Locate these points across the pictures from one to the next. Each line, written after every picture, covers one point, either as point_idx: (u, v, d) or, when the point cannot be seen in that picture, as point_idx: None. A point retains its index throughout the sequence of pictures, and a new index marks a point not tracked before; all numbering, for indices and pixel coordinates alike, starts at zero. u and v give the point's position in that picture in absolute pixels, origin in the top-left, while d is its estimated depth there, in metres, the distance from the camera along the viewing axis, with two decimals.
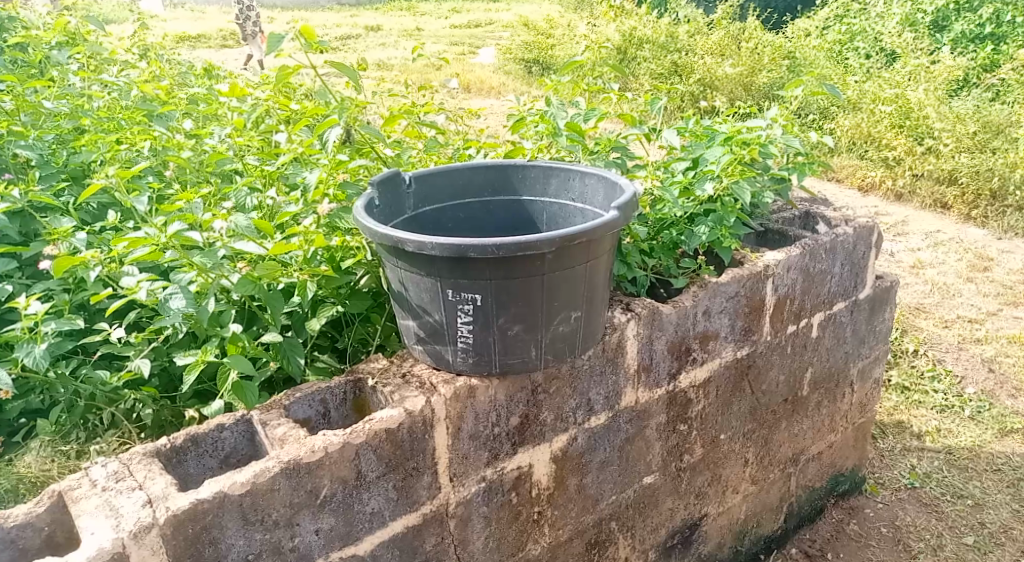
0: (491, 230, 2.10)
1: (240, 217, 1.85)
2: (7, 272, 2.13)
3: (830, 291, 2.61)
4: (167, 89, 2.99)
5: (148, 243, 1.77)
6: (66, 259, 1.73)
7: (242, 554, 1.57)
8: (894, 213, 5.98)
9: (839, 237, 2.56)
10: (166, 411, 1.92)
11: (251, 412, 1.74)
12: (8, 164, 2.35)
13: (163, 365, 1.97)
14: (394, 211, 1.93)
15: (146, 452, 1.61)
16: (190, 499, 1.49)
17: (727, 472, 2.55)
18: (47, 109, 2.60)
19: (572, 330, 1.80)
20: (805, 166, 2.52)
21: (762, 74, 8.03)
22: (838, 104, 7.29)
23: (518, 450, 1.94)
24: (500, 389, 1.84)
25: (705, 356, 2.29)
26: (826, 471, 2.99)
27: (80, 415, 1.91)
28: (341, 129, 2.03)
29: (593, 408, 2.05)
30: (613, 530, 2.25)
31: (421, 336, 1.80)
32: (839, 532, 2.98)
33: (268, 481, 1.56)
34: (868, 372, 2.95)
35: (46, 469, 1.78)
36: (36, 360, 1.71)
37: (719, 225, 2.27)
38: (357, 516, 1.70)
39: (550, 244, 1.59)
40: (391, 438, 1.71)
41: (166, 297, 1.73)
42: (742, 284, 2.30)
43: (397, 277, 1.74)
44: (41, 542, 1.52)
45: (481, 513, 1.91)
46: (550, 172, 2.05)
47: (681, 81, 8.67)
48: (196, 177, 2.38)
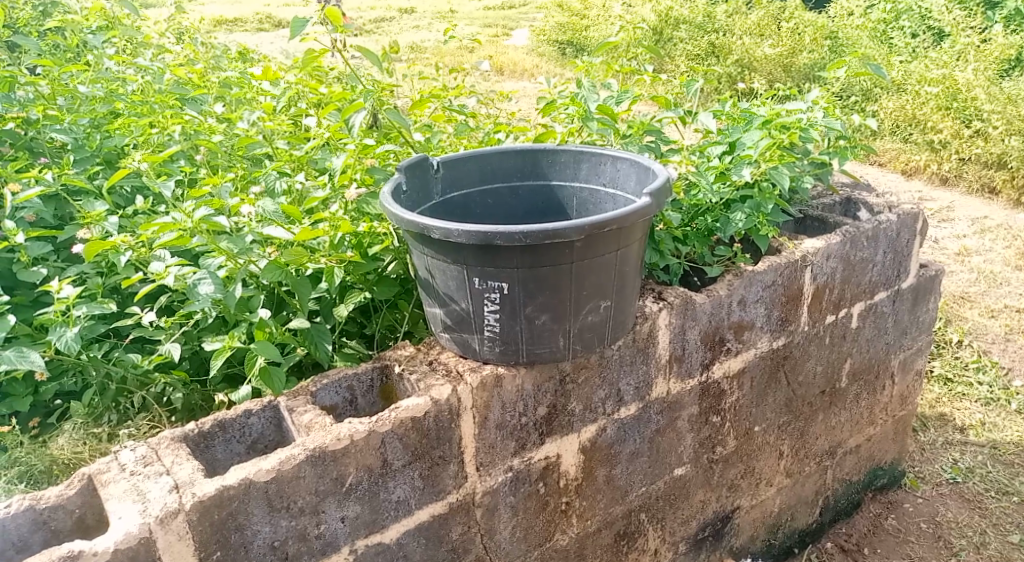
0: (520, 215, 2.07)
1: (268, 202, 1.85)
2: (43, 255, 2.13)
3: (871, 280, 2.53)
4: (200, 72, 2.99)
5: (175, 228, 1.76)
6: (95, 243, 1.74)
7: (268, 541, 1.57)
8: (939, 198, 5.80)
9: (881, 225, 2.47)
10: (196, 395, 1.93)
11: (278, 398, 1.73)
12: (44, 148, 2.40)
13: (193, 349, 1.98)
14: (421, 197, 1.90)
15: (174, 437, 1.62)
16: (216, 485, 1.49)
17: (761, 464, 2.49)
18: (82, 93, 2.61)
19: (601, 320, 1.77)
20: (847, 151, 2.43)
21: (802, 56, 7.84)
22: (882, 86, 7.09)
23: (546, 440, 1.91)
24: (527, 378, 1.81)
25: (739, 346, 2.24)
26: (864, 464, 2.91)
27: (112, 399, 1.90)
28: (367, 113, 1.99)
29: (623, 399, 2.02)
30: (643, 522, 2.21)
31: (448, 324, 1.77)
32: (877, 527, 2.91)
33: (293, 469, 1.55)
34: (909, 363, 2.87)
35: (77, 451, 1.78)
36: (67, 343, 1.73)
37: (756, 212, 2.20)
38: (383, 504, 1.69)
39: (579, 232, 1.55)
40: (417, 427, 1.69)
41: (194, 282, 1.72)
42: (779, 273, 2.24)
43: (424, 264, 1.71)
44: (71, 524, 1.53)
45: (508, 503, 1.89)
46: (581, 156, 2.01)
47: (718, 62, 8.39)
48: (227, 161, 2.36)
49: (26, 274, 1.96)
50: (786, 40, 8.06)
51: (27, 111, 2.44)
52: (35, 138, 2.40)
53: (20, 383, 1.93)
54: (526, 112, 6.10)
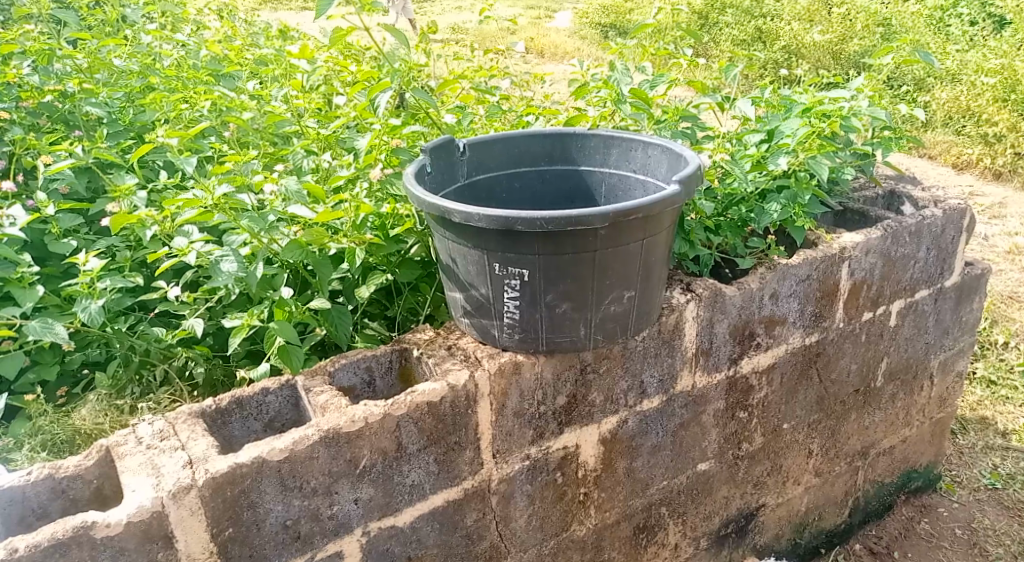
0: (547, 200, 2.03)
1: (292, 180, 1.84)
2: (74, 227, 2.17)
3: (912, 277, 2.44)
4: (235, 49, 3.01)
5: (197, 204, 1.77)
6: (120, 217, 1.74)
7: (280, 519, 1.56)
8: (990, 193, 5.58)
9: (926, 221, 2.38)
10: (218, 369, 1.94)
11: (296, 378, 1.72)
12: (79, 122, 2.44)
13: (217, 325, 1.98)
14: (446, 180, 1.87)
15: (191, 412, 1.62)
16: (229, 462, 1.48)
17: (788, 462, 2.43)
18: (118, 67, 2.67)
19: (624, 310, 1.72)
20: (891, 142, 2.34)
21: (852, 42, 7.60)
22: (936, 76, 6.85)
23: (565, 430, 1.87)
24: (547, 366, 1.77)
25: (770, 342, 2.18)
26: (897, 466, 2.83)
27: (136, 370, 1.93)
28: (394, 93, 1.96)
29: (646, 391, 1.97)
30: (663, 516, 2.17)
31: (468, 309, 1.74)
32: (909, 531, 2.83)
33: (307, 449, 1.54)
34: (950, 364, 2.77)
35: (99, 422, 1.80)
36: (91, 316, 1.75)
37: (792, 203, 2.13)
38: (396, 487, 1.67)
39: (603, 219, 1.51)
40: (433, 411, 1.67)
41: (216, 259, 1.73)
42: (815, 267, 2.17)
43: (445, 248, 1.69)
44: (90, 494, 1.54)
45: (524, 491, 1.86)
46: (611, 141, 1.96)
47: (764, 47, 8.19)
48: (257, 139, 2.36)
49: (56, 246, 1.99)
50: (836, 26, 7.81)
51: (64, 84, 2.48)
52: (71, 111, 2.42)
53: (49, 352, 1.93)
54: (557, 90, 6.01)
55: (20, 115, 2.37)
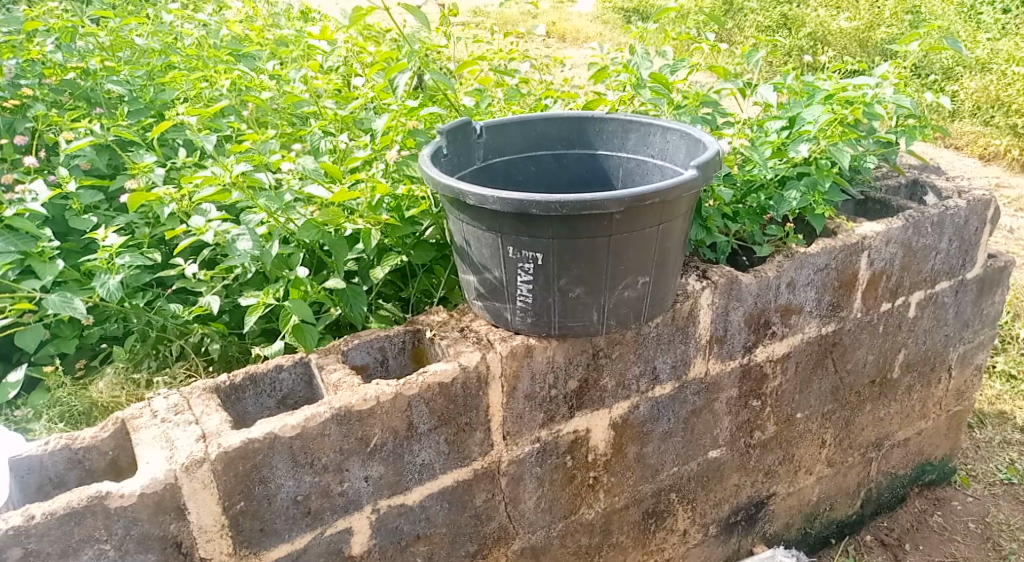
0: (563, 184, 2.02)
1: (309, 159, 1.84)
2: (95, 203, 2.19)
3: (933, 268, 2.41)
4: (255, 28, 3.02)
5: (215, 182, 1.78)
6: (138, 193, 1.76)
7: (291, 495, 1.57)
8: (1017, 185, 5.48)
9: (949, 211, 2.34)
10: (233, 347, 1.95)
11: (310, 355, 1.74)
12: (100, 99, 2.47)
13: (234, 303, 2.00)
14: (462, 162, 1.87)
15: (206, 387, 1.63)
16: (241, 437, 1.49)
17: (801, 451, 2.42)
18: (139, 46, 2.70)
19: (638, 296, 1.71)
20: (915, 130, 2.30)
21: (880, 29, 7.47)
22: (964, 64, 6.73)
23: (575, 414, 1.88)
24: (559, 350, 1.77)
25: (786, 330, 2.16)
26: (912, 459, 2.81)
27: (152, 345, 1.95)
28: (412, 73, 1.96)
29: (658, 377, 1.97)
30: (673, 501, 2.18)
31: (481, 292, 1.75)
32: (921, 523, 2.82)
33: (319, 426, 1.55)
34: (969, 357, 2.74)
35: (115, 395, 1.83)
36: (109, 290, 1.77)
37: (811, 190, 2.09)
38: (407, 466, 1.69)
39: (618, 204, 1.50)
40: (445, 392, 1.68)
41: (233, 237, 1.73)
42: (834, 256, 2.14)
43: (459, 230, 1.69)
44: (105, 465, 1.57)
45: (534, 474, 1.87)
46: (629, 126, 1.94)
47: (789, 33, 8.07)
48: (275, 118, 2.38)
49: (76, 222, 2.01)
50: (863, 13, 7.68)
51: (86, 62, 2.50)
52: (92, 88, 2.45)
53: (68, 325, 1.95)
54: (574, 74, 5.97)
55: (43, 91, 2.39)
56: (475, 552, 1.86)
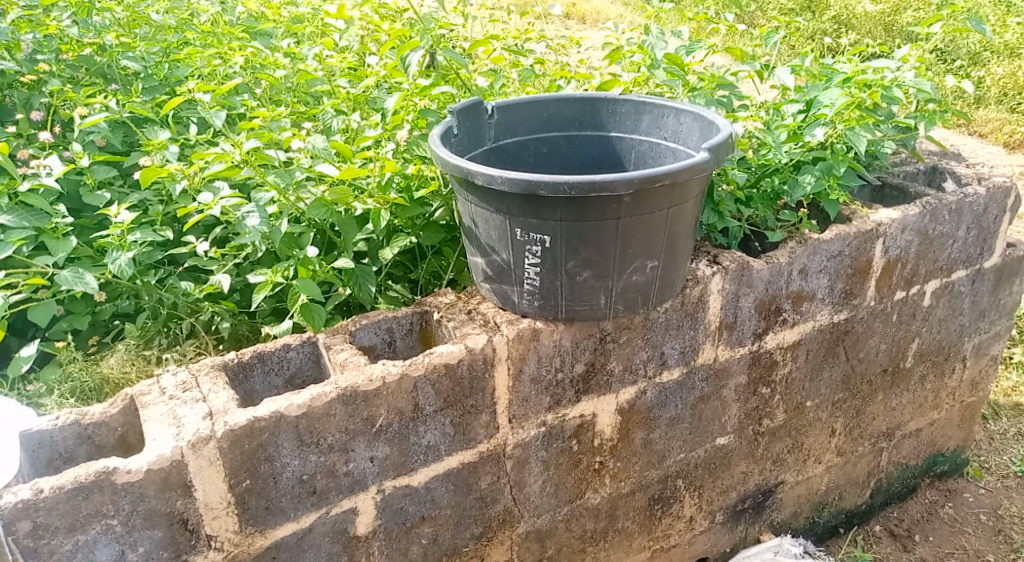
0: (575, 166, 2.01)
1: (319, 138, 1.83)
2: (108, 180, 2.20)
3: (949, 257, 2.38)
4: (271, 5, 3.01)
5: (225, 159, 1.78)
6: (150, 170, 1.76)
7: (297, 474, 1.58)
8: None
9: (967, 199, 2.30)
10: (243, 326, 1.96)
11: (317, 335, 1.74)
12: (116, 75, 2.47)
13: (244, 282, 2.01)
14: (472, 142, 1.86)
15: (214, 365, 1.64)
16: (247, 416, 1.50)
17: (810, 440, 2.41)
18: (155, 22, 2.71)
19: (646, 281, 1.70)
20: (936, 115, 2.24)
21: (906, 14, 7.34)
22: (991, 50, 6.60)
23: (582, 398, 1.87)
24: (566, 334, 1.77)
25: (797, 318, 2.14)
26: (924, 449, 2.79)
27: (163, 323, 1.96)
28: (423, 52, 1.94)
29: (666, 363, 1.96)
30: (679, 488, 2.17)
31: (488, 274, 1.74)
32: (931, 514, 2.80)
33: (324, 406, 1.55)
34: (985, 348, 2.71)
35: (126, 371, 1.84)
36: (120, 267, 1.78)
37: (827, 175, 2.06)
38: (412, 447, 1.69)
39: (627, 186, 1.48)
40: (451, 374, 1.67)
41: (243, 214, 1.73)
42: (847, 243, 2.12)
43: (468, 212, 1.68)
44: (114, 441, 1.58)
45: (540, 457, 1.87)
46: (642, 107, 1.92)
47: (812, 16, 7.95)
48: (289, 97, 2.38)
49: (90, 198, 2.02)
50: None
51: (102, 38, 2.51)
52: (108, 65, 2.47)
53: (81, 302, 1.97)
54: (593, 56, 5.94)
55: (60, 66, 2.41)
56: (480, 534, 1.87)
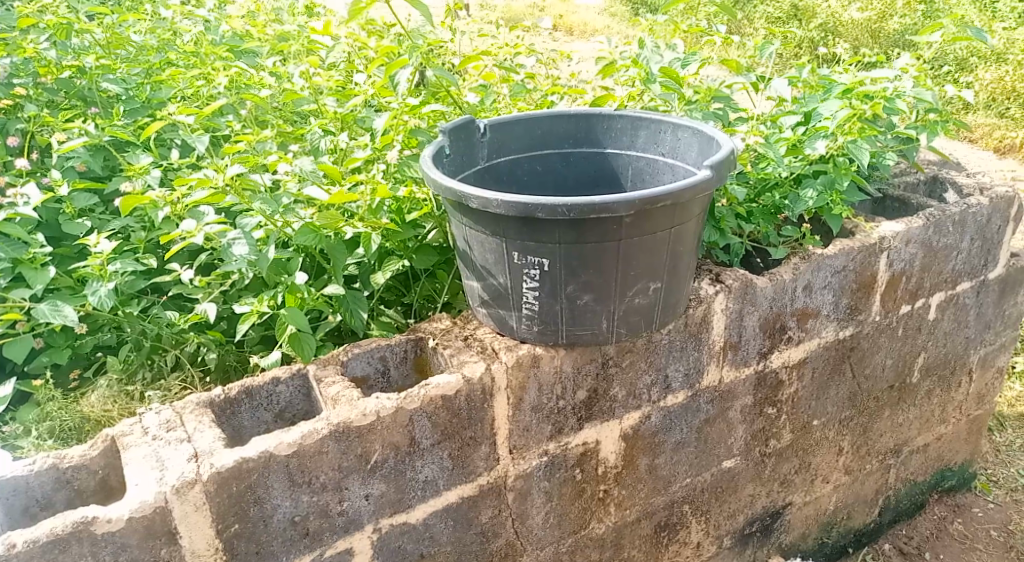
0: (570, 184, 1.94)
1: (306, 160, 1.76)
2: (88, 207, 2.12)
3: (954, 268, 2.33)
4: (256, 24, 2.94)
5: (209, 184, 1.71)
6: (130, 197, 1.68)
7: (288, 516, 1.50)
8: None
9: (971, 209, 2.26)
10: (230, 356, 1.88)
11: (308, 367, 1.66)
12: (96, 99, 2.39)
13: (230, 310, 1.92)
14: (465, 162, 1.79)
15: (199, 402, 1.56)
16: (234, 457, 1.42)
17: (817, 460, 2.34)
18: (137, 44, 2.63)
19: (649, 303, 1.64)
20: (937, 125, 2.20)
21: (893, 21, 7.35)
22: (979, 56, 6.60)
23: (584, 425, 1.80)
24: (567, 359, 1.70)
25: (802, 335, 2.08)
26: (931, 465, 2.73)
27: (147, 355, 1.88)
28: (413, 70, 1.87)
29: (670, 386, 1.89)
30: (685, 513, 2.10)
31: (485, 299, 1.67)
32: (941, 531, 2.74)
33: (316, 444, 1.48)
34: (990, 360, 2.65)
35: (107, 410, 1.76)
36: (100, 299, 1.69)
37: (829, 189, 2.00)
38: (409, 483, 1.61)
39: (629, 206, 1.42)
40: (448, 405, 1.60)
41: (228, 241, 1.65)
42: (852, 258, 2.06)
43: (462, 234, 1.61)
44: (94, 485, 1.50)
45: (542, 488, 1.80)
46: (639, 123, 1.87)
47: (800, 25, 7.93)
48: (275, 118, 2.31)
49: (70, 227, 1.95)
50: (876, 4, 7.56)
51: (81, 61, 2.43)
52: (88, 87, 2.37)
53: (61, 334, 1.88)
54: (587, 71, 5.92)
55: (38, 91, 2.32)
56: None
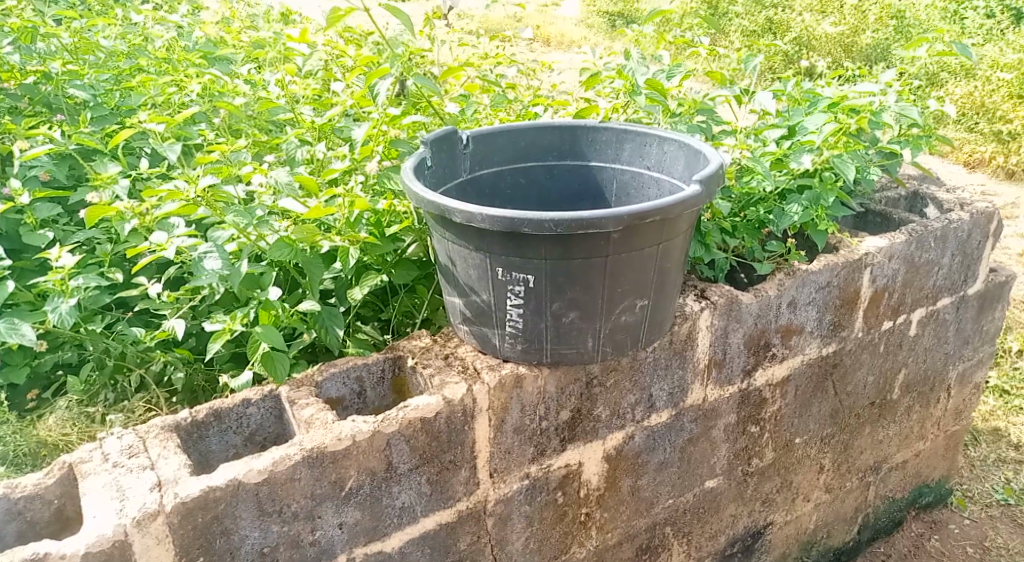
0: (554, 197, 1.90)
1: (282, 172, 1.70)
2: (51, 218, 2.03)
3: (935, 284, 2.32)
4: (230, 30, 2.87)
5: (179, 196, 1.64)
6: (95, 209, 1.61)
7: (258, 546, 1.43)
8: (1002, 193, 5.41)
9: (952, 225, 2.25)
10: (199, 375, 1.81)
11: (280, 389, 1.60)
12: (61, 105, 2.30)
13: (200, 326, 1.85)
14: (446, 174, 1.74)
15: (165, 426, 1.49)
16: (201, 486, 1.35)
17: (799, 478, 2.32)
18: (106, 48, 2.54)
19: (636, 321, 1.60)
20: (920, 140, 2.20)
21: (865, 36, 7.44)
22: (949, 72, 6.70)
23: (567, 447, 1.75)
24: (551, 379, 1.65)
25: (786, 352, 2.05)
26: (910, 482, 2.72)
27: (110, 376, 1.80)
28: (393, 79, 1.82)
29: (654, 405, 1.85)
30: (668, 535, 2.06)
31: (467, 316, 1.62)
32: (918, 548, 2.73)
33: (288, 471, 1.41)
34: (968, 375, 2.65)
35: (65, 433, 1.68)
36: (61, 316, 1.61)
37: (815, 204, 1.98)
38: (385, 510, 1.55)
39: (617, 223, 1.38)
40: (427, 428, 1.55)
41: (199, 255, 1.58)
42: (835, 274, 2.04)
43: (444, 249, 1.56)
44: (51, 515, 1.42)
45: (522, 512, 1.74)
46: (624, 136, 1.83)
47: (774, 39, 8.01)
48: (250, 126, 2.23)
49: (31, 238, 1.86)
50: (848, 19, 7.65)
51: (46, 65, 2.34)
52: (53, 93, 2.28)
53: (18, 353, 1.80)
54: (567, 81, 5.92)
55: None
56: None
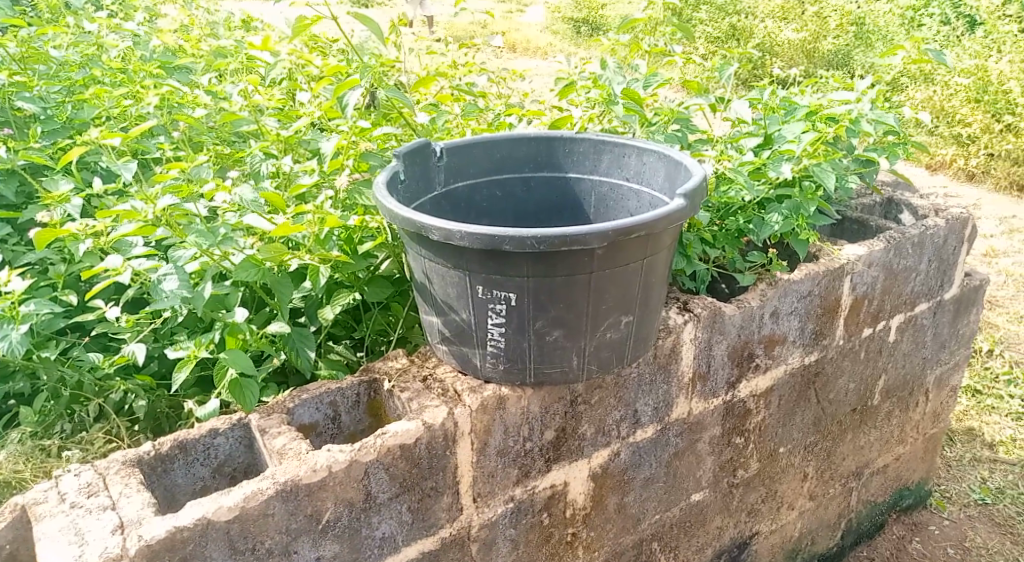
0: (531, 210, 1.84)
1: (247, 189, 1.62)
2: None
3: (913, 290, 2.31)
4: (189, 39, 2.77)
5: (136, 217, 1.55)
6: (45, 232, 1.51)
7: None
8: (963, 194, 5.50)
9: (928, 231, 2.24)
10: (162, 402, 1.71)
11: (250, 417, 1.51)
12: (9, 118, 2.19)
13: (162, 350, 1.76)
14: (420, 188, 1.68)
15: (126, 461, 1.40)
16: (166, 526, 1.26)
17: (783, 487, 2.28)
18: (57, 58, 2.43)
19: (621, 337, 1.54)
20: (896, 147, 2.18)
21: (826, 41, 7.55)
22: (908, 75, 6.81)
23: (552, 467, 1.69)
24: (534, 399, 1.59)
25: (769, 362, 2.02)
26: (890, 485, 2.71)
27: (66, 406, 1.70)
28: (363, 91, 1.73)
29: (640, 421, 1.80)
30: (654, 551, 2.01)
31: (446, 335, 1.55)
32: (900, 551, 2.73)
33: (260, 506, 1.33)
34: (945, 379, 2.65)
35: (17, 470, 1.59)
36: (11, 345, 1.49)
37: (794, 214, 1.95)
38: (364, 542, 1.47)
39: (601, 238, 1.33)
40: (407, 455, 1.47)
41: (158, 277, 1.50)
42: (817, 282, 2.01)
43: (421, 267, 1.49)
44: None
45: (507, 536, 1.68)
46: (601, 146, 1.78)
47: (738, 45, 8.09)
48: (212, 139, 2.14)
49: None
50: (810, 25, 7.75)
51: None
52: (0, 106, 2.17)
53: None
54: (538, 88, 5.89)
55: None
56: None
